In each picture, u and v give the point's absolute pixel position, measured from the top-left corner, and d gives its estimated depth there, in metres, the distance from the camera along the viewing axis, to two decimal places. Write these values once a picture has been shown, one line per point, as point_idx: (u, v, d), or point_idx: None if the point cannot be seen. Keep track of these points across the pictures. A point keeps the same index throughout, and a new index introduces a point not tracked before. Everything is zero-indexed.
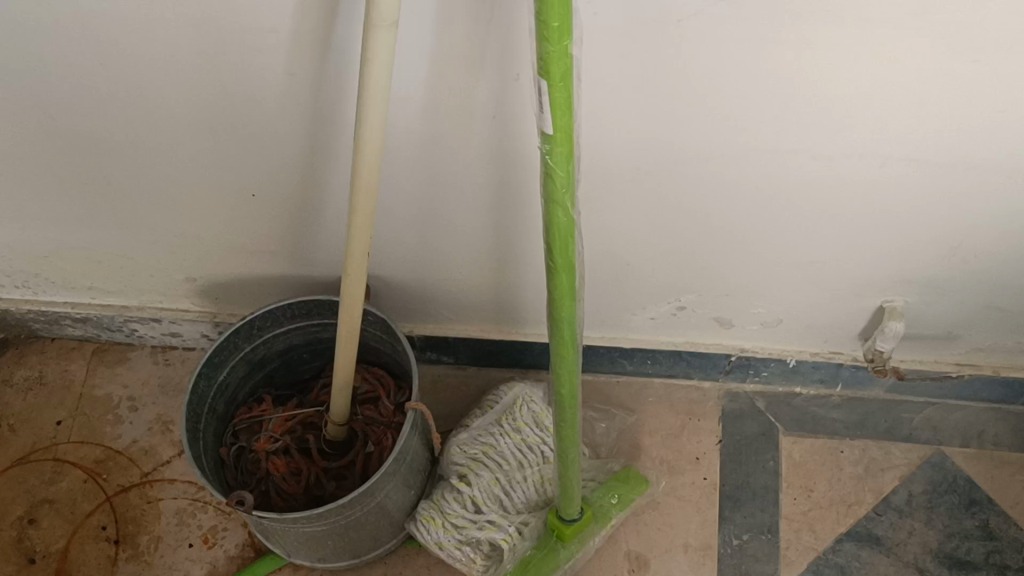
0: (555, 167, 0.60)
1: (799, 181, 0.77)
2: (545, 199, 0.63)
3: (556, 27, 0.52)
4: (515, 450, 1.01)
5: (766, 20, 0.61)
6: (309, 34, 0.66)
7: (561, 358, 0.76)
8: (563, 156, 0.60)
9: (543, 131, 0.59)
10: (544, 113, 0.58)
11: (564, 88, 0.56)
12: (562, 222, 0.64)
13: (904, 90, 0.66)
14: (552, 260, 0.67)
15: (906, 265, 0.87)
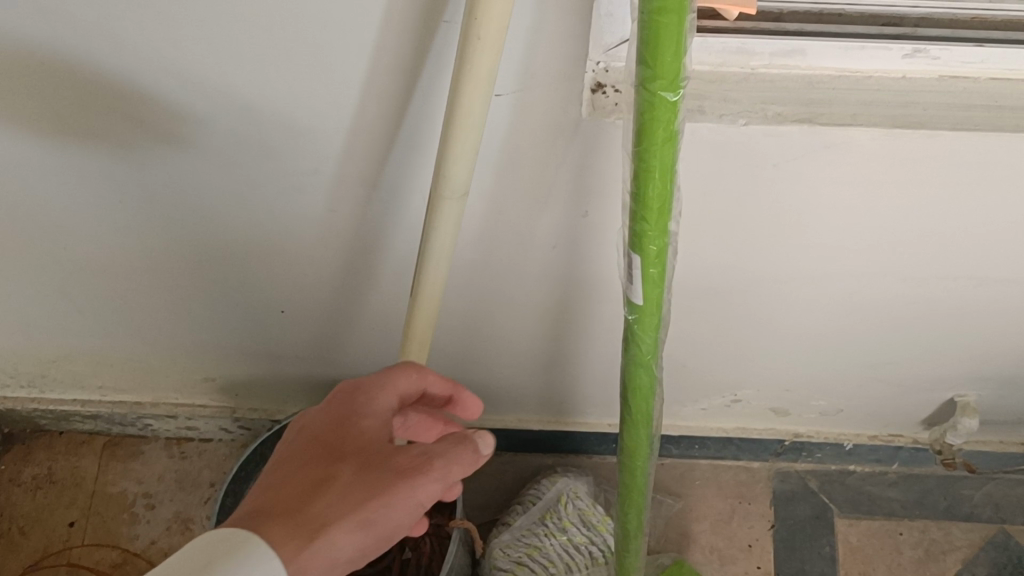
0: (641, 335, 0.54)
1: (882, 299, 0.70)
2: (629, 361, 0.57)
3: (656, 208, 0.46)
4: (562, 551, 0.93)
5: (872, 167, 0.54)
6: (355, 177, 0.60)
7: (627, 499, 0.70)
8: (651, 324, 0.54)
9: (630, 299, 0.53)
10: (633, 285, 0.51)
11: (660, 265, 0.49)
12: (643, 379, 0.58)
13: (1012, 223, 0.59)
14: (630, 412, 0.61)
15: (985, 365, 0.81)
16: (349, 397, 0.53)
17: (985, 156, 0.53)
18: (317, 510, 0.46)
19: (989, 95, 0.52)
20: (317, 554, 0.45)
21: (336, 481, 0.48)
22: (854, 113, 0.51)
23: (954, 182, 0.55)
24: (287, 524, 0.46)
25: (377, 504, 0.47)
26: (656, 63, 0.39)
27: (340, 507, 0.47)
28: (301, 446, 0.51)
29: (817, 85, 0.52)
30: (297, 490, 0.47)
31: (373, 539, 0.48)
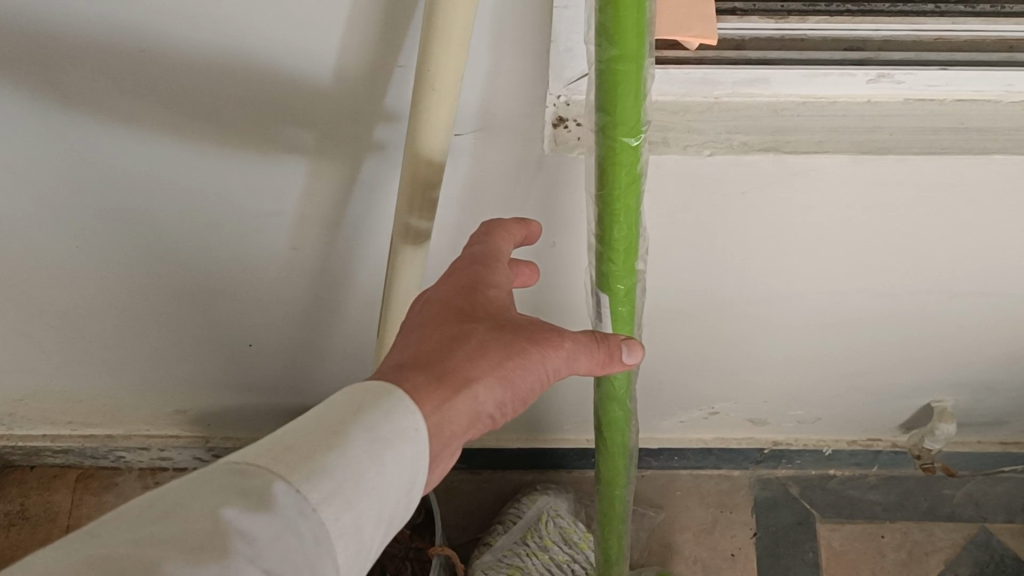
0: None
1: (854, 314, 0.70)
2: (601, 396, 0.58)
3: (623, 248, 0.45)
4: (544, 569, 0.91)
5: (838, 193, 0.54)
6: (317, 216, 0.58)
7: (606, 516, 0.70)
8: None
9: None
10: (602, 324, 0.51)
11: (628, 302, 0.49)
12: (615, 409, 0.58)
13: (981, 240, 0.59)
14: (607, 438, 0.61)
15: (962, 372, 0.81)
16: (474, 256, 0.47)
17: (952, 179, 0.52)
18: (458, 366, 0.41)
19: (956, 117, 0.51)
20: (459, 410, 0.40)
21: (472, 339, 0.43)
22: (820, 140, 0.50)
23: (923, 204, 0.55)
24: (429, 376, 0.41)
25: (515, 368, 0.43)
26: (614, 109, 0.38)
27: (478, 364, 0.42)
28: (427, 306, 0.45)
29: (781, 113, 0.51)
30: (431, 347, 0.42)
31: (509, 402, 0.43)
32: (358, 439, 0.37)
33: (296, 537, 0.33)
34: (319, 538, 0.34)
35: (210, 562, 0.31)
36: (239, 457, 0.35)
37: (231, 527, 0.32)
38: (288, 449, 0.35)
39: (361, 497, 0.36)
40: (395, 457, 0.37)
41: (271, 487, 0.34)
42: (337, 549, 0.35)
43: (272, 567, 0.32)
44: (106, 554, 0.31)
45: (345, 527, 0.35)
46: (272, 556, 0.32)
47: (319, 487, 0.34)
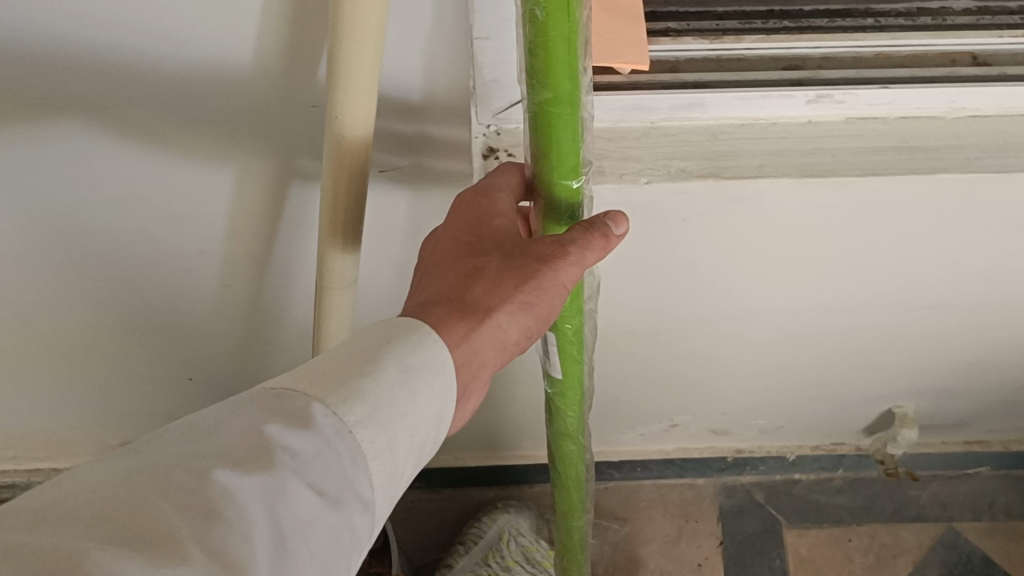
0: (564, 408, 0.54)
1: (807, 328, 0.67)
2: (554, 432, 0.57)
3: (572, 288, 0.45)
4: None
5: (783, 216, 0.52)
6: (242, 254, 0.56)
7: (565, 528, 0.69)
8: (572, 397, 0.53)
9: (549, 373, 0.52)
10: (551, 361, 0.50)
11: (576, 341, 0.48)
12: (570, 435, 0.57)
13: (934, 255, 0.57)
14: (562, 462, 0.60)
15: (922, 379, 0.79)
16: (475, 188, 0.44)
17: (902, 199, 0.50)
18: (478, 298, 0.40)
19: (900, 135, 0.49)
20: (485, 341, 0.39)
21: (489, 269, 0.41)
22: (761, 163, 0.48)
23: (870, 225, 0.53)
24: (450, 310, 0.39)
25: (535, 291, 0.40)
26: (553, 137, 0.38)
27: (498, 293, 0.40)
28: (439, 243, 0.44)
29: (721, 136, 0.49)
30: (449, 284, 0.41)
31: (539, 323, 0.41)
32: (391, 367, 0.35)
33: (334, 457, 0.32)
34: (356, 458, 0.33)
35: (256, 472, 0.30)
36: (274, 381, 0.34)
37: (275, 441, 0.31)
38: (322, 376, 0.34)
39: (397, 420, 0.34)
40: (428, 386, 0.36)
41: (309, 408, 0.32)
42: (372, 470, 0.33)
43: (316, 482, 0.31)
44: (157, 459, 0.30)
45: (382, 450, 0.33)
46: (315, 471, 0.31)
47: (356, 408, 0.33)
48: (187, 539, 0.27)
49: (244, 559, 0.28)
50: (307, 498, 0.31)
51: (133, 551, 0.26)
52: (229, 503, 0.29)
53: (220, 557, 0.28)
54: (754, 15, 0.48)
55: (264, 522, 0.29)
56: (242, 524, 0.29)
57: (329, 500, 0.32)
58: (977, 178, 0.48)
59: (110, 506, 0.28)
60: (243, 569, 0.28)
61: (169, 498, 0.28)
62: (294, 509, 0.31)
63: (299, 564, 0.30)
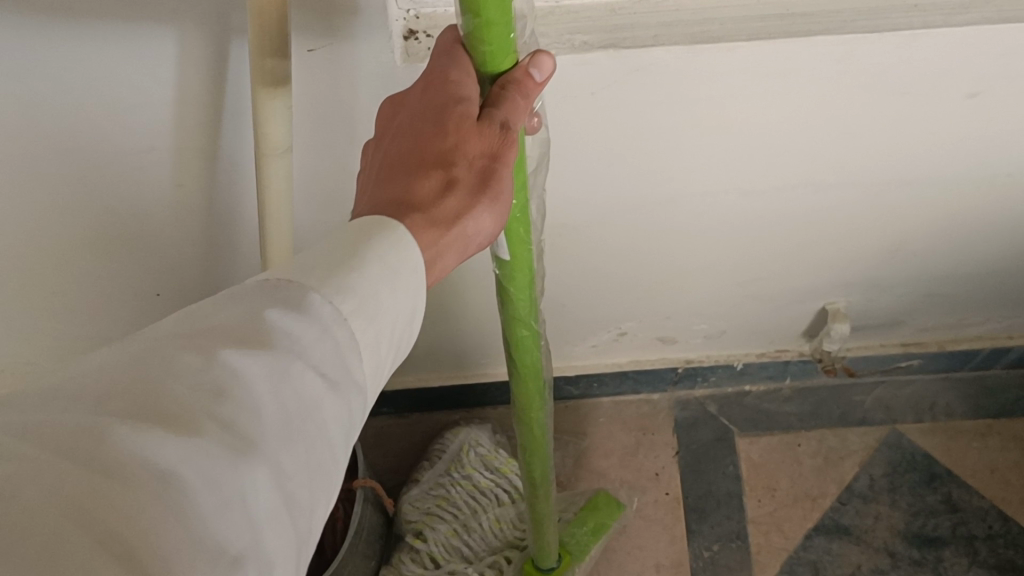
0: (516, 294, 0.57)
1: (729, 216, 0.72)
2: (506, 318, 0.59)
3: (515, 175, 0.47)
4: (469, 497, 0.93)
5: (684, 85, 0.56)
6: (191, 147, 0.60)
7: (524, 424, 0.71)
8: (523, 280, 0.56)
9: (498, 258, 0.54)
10: (498, 246, 0.53)
11: (521, 220, 0.51)
12: (524, 323, 0.59)
13: (831, 125, 0.62)
14: (517, 354, 0.63)
15: (848, 270, 0.84)
16: (437, 86, 0.41)
17: (786, 62, 0.55)
18: (445, 203, 0.39)
19: (781, 5, 0.54)
20: (450, 246, 0.39)
21: (456, 168, 0.40)
22: (656, 34, 0.53)
23: (765, 92, 0.58)
24: (421, 210, 0.39)
25: (498, 187, 0.41)
26: (483, 13, 0.38)
27: (466, 200, 0.40)
28: (401, 131, 0.42)
29: (618, 12, 0.54)
30: (415, 186, 0.39)
31: (490, 228, 0.42)
32: (376, 262, 0.36)
33: (331, 344, 0.33)
34: (349, 345, 0.34)
35: (261, 354, 0.31)
36: (268, 275, 0.35)
37: (277, 325, 0.32)
38: (308, 267, 0.35)
39: (385, 311, 0.35)
40: (407, 284, 0.37)
41: (304, 296, 0.33)
42: (363, 356, 0.34)
43: (318, 364, 0.32)
44: (166, 343, 0.31)
45: (371, 340, 0.35)
46: (316, 355, 0.32)
47: (346, 299, 0.34)
48: (200, 415, 0.29)
49: (255, 433, 0.30)
50: (312, 380, 0.32)
51: (147, 426, 0.28)
52: (237, 383, 0.30)
53: (232, 431, 0.29)
54: None
55: (274, 399, 0.31)
56: (250, 403, 0.30)
57: (332, 383, 0.33)
58: (847, 41, 0.53)
59: (127, 385, 0.29)
60: (255, 444, 0.29)
61: (180, 378, 0.30)
62: (302, 389, 0.31)
63: (310, 443, 0.31)
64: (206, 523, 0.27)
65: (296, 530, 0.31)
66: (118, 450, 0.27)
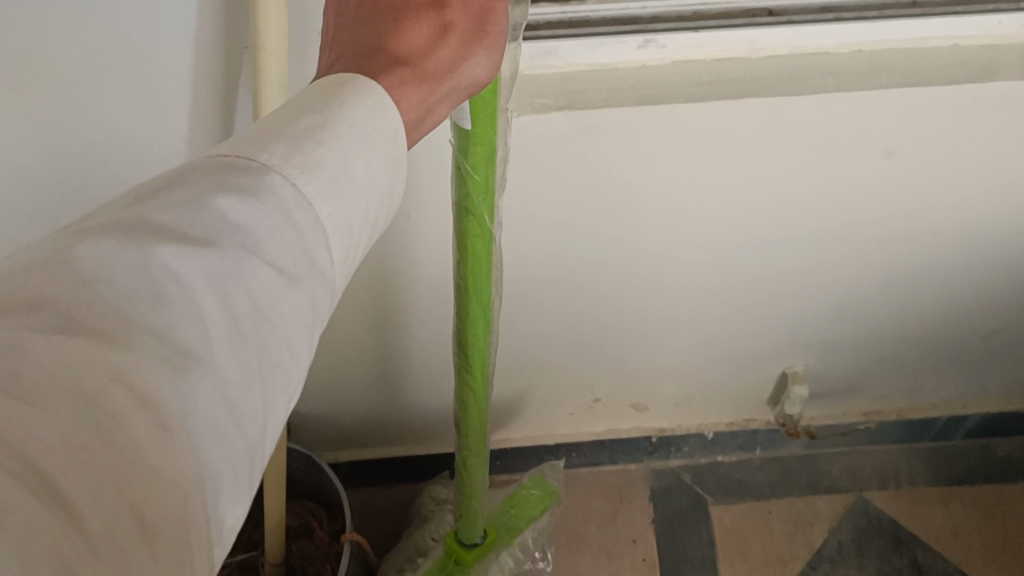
0: (474, 171, 0.51)
1: (684, 271, 0.80)
2: (459, 206, 0.53)
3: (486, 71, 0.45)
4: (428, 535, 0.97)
5: (635, 142, 0.64)
6: None
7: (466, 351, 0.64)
8: (483, 155, 0.50)
9: (459, 126, 0.49)
10: (460, 109, 0.47)
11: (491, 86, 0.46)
12: (479, 218, 0.54)
13: (769, 184, 0.69)
14: (466, 256, 0.56)
15: (800, 329, 0.91)
16: None
17: (720, 121, 0.63)
18: (438, 56, 0.40)
19: (714, 73, 0.62)
20: (443, 98, 0.40)
21: (449, 12, 0.40)
22: (605, 97, 0.61)
23: (705, 150, 0.66)
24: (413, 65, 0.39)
25: (491, 26, 0.41)
26: None
27: (459, 46, 0.40)
28: None
29: (574, 80, 0.62)
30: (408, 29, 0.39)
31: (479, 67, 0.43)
32: (343, 133, 0.35)
33: (284, 232, 0.32)
34: (313, 228, 0.33)
35: (209, 254, 0.30)
36: (225, 150, 0.33)
37: (228, 215, 0.31)
38: (266, 140, 0.34)
39: (348, 189, 0.35)
40: (382, 152, 0.36)
41: (265, 177, 0.32)
42: (327, 235, 0.34)
43: (272, 257, 0.31)
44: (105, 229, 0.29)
45: (336, 222, 0.34)
46: (269, 249, 0.31)
47: (310, 181, 0.33)
48: (137, 326, 0.27)
49: (196, 345, 0.28)
50: (263, 276, 0.31)
51: (76, 337, 0.26)
52: (178, 288, 0.29)
53: (170, 343, 0.28)
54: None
55: (217, 311, 0.29)
56: (192, 313, 0.29)
57: (288, 277, 0.32)
58: (774, 101, 0.62)
59: (50, 287, 0.27)
60: (196, 356, 0.28)
61: (117, 283, 0.28)
62: (254, 287, 0.31)
63: (260, 344, 0.31)
64: (141, 456, 0.26)
65: (246, 443, 0.30)
66: (43, 364, 0.25)
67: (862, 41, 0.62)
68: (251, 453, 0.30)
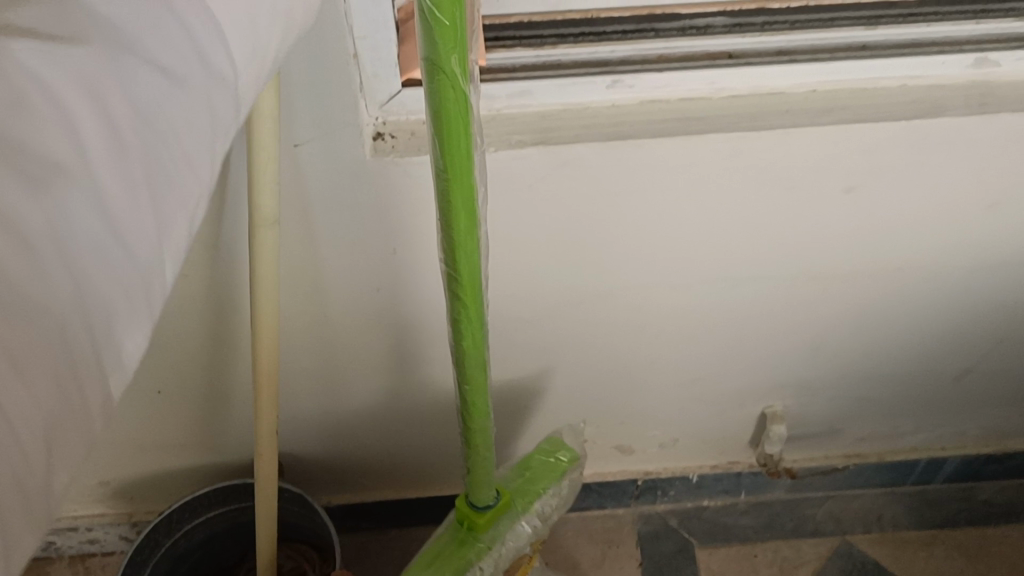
0: (444, 58, 0.41)
1: (662, 311, 0.83)
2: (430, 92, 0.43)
3: None
4: None
5: (607, 177, 0.68)
6: (198, 236, 0.71)
7: (458, 300, 0.55)
8: (452, 41, 0.41)
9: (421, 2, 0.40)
10: None
11: None
12: (460, 115, 0.44)
13: (737, 221, 0.73)
14: (444, 166, 0.46)
15: (778, 372, 0.93)
16: None
17: (686, 157, 0.66)
18: None
19: (680, 112, 0.67)
20: None
21: None
22: (577, 134, 0.65)
23: (673, 187, 0.69)
24: None
25: None
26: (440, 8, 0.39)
27: None
28: None
29: (548, 117, 0.67)
30: None
31: None
32: None
33: (124, 49, 0.28)
34: (179, 23, 0.30)
35: (76, 51, 0.27)
36: None
37: (87, 11, 0.28)
38: None
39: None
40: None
41: None
42: (206, 40, 0.31)
43: (151, 61, 0.29)
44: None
45: (209, 22, 0.31)
46: (144, 48, 0.29)
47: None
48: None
49: (62, 159, 0.26)
50: (140, 77, 0.28)
51: None
52: (40, 91, 0.25)
53: (31, 155, 0.25)
54: (567, 33, 0.65)
55: (56, 124, 0.26)
56: (60, 119, 0.26)
57: (168, 80, 0.29)
58: (734, 138, 0.65)
59: None
60: (65, 171, 0.26)
61: None
62: (133, 88, 0.28)
63: (141, 151, 0.28)
64: None
65: (141, 258, 0.28)
66: None
67: (815, 81, 0.68)
68: (139, 286, 0.29)
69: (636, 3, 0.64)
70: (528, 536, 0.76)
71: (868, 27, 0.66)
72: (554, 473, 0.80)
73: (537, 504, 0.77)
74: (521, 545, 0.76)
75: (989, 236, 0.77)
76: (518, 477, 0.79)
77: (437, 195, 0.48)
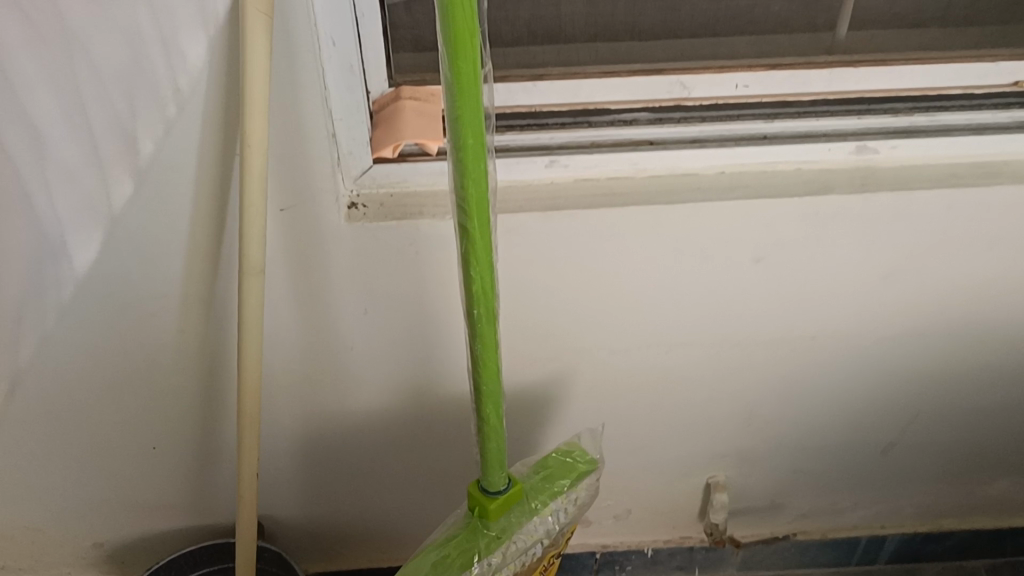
0: (458, 31, 0.46)
1: (605, 375, 0.92)
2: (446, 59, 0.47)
3: None
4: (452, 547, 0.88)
5: (548, 246, 0.79)
6: (193, 292, 0.82)
7: (467, 233, 0.55)
8: (464, 15, 0.45)
9: None
10: None
11: None
12: (468, 25, 0.46)
13: (663, 286, 0.84)
14: (453, 76, 0.48)
15: (715, 441, 1.03)
16: None
17: (613, 228, 0.78)
18: None
19: (609, 188, 0.79)
20: None
21: None
22: (520, 206, 0.77)
23: (606, 254, 0.80)
24: None
25: None
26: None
27: None
28: None
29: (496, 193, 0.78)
30: None
31: None
32: None
33: None
34: None
35: None
36: None
37: None
38: None
39: None
40: None
41: None
42: None
43: None
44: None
45: None
46: None
47: None
48: None
49: None
50: None
51: None
52: None
53: None
54: (513, 123, 0.77)
55: None
56: None
57: None
58: (653, 210, 0.77)
59: None
60: None
61: None
62: None
63: None
64: None
65: None
66: None
67: (721, 164, 0.80)
68: None
69: (573, 99, 0.77)
70: (541, 535, 0.77)
71: (768, 120, 0.78)
72: (572, 474, 0.81)
73: (553, 505, 0.78)
74: (532, 544, 0.76)
75: (888, 305, 0.88)
76: (536, 474, 0.80)
77: (450, 107, 0.50)
